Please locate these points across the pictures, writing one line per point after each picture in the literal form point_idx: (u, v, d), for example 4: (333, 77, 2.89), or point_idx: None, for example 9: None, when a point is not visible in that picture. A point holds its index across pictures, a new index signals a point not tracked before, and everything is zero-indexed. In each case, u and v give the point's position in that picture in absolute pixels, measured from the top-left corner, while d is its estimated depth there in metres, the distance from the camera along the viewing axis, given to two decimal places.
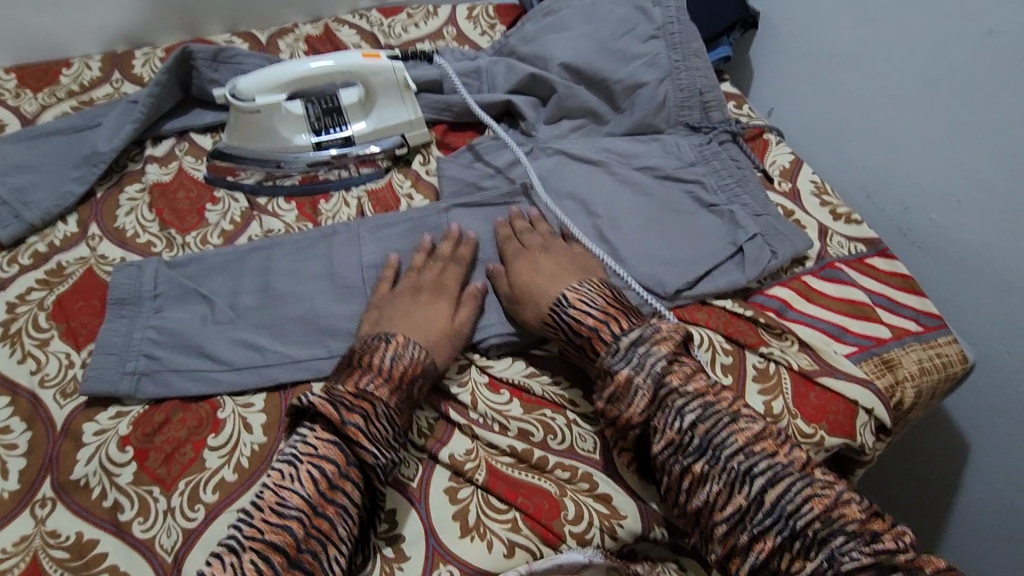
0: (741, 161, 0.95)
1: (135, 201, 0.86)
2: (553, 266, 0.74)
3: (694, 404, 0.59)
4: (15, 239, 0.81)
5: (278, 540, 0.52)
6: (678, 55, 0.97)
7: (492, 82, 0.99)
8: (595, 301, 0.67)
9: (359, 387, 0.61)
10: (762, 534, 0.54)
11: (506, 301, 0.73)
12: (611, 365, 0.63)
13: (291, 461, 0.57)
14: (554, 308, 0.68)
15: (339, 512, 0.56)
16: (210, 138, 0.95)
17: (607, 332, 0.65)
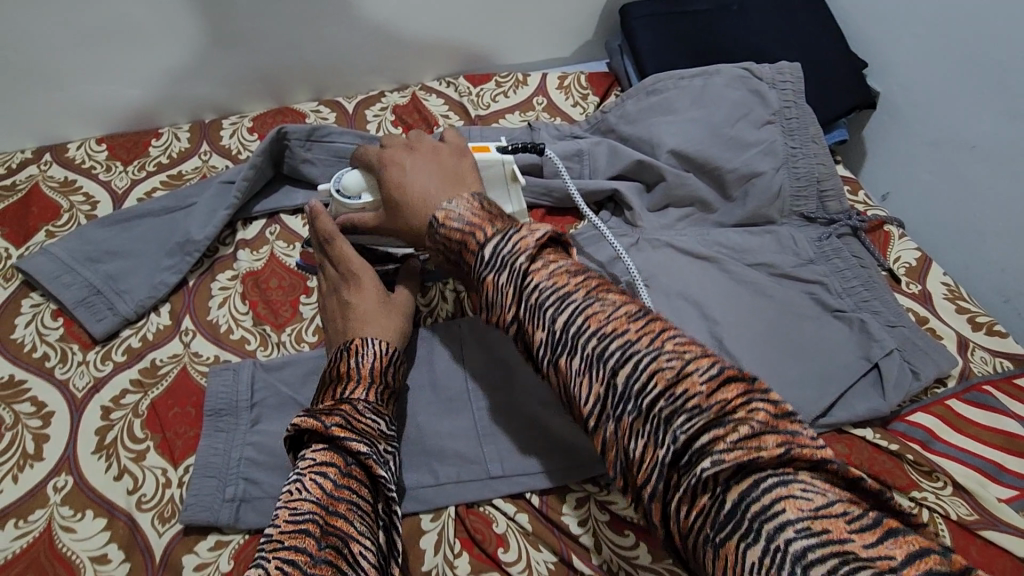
0: (865, 259, 0.88)
1: (227, 292, 0.83)
2: (423, 164, 0.69)
3: (550, 283, 0.50)
4: (108, 333, 0.78)
5: (301, 542, 0.48)
6: (795, 142, 0.91)
7: (594, 164, 0.93)
8: (463, 215, 0.58)
9: (337, 396, 0.62)
10: (623, 424, 0.45)
11: (391, 208, 0.69)
12: (479, 273, 0.54)
13: (294, 480, 0.54)
14: (429, 232, 0.60)
15: (351, 509, 0.53)
16: (301, 220, 0.91)
17: (474, 244, 0.55)
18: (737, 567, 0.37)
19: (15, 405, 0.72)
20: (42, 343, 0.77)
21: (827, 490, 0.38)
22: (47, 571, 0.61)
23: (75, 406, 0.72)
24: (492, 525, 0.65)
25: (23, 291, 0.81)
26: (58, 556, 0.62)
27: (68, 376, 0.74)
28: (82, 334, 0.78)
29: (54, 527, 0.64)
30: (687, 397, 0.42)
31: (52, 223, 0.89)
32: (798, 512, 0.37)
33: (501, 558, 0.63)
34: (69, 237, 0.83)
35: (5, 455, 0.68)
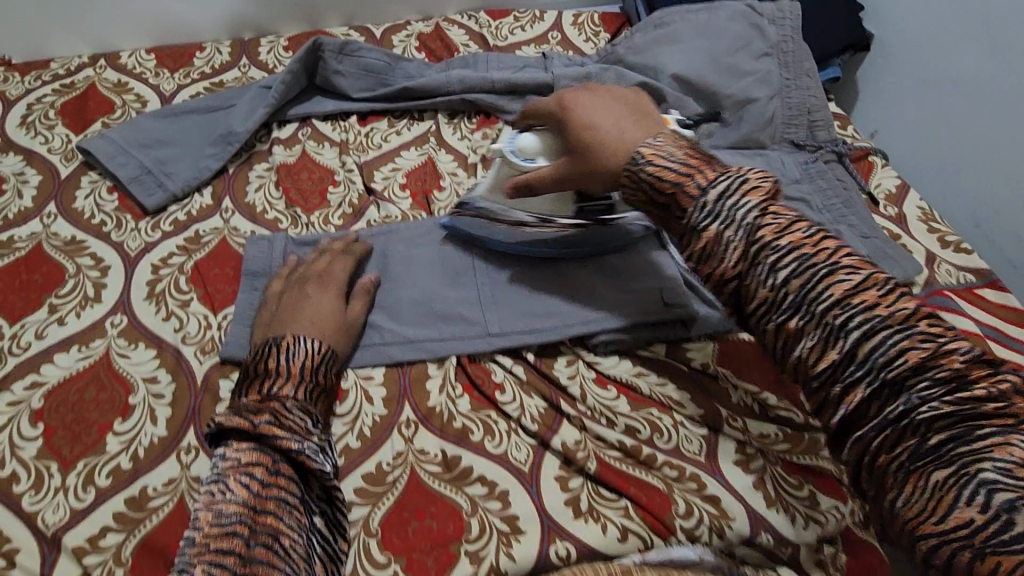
0: (848, 182, 0.95)
1: (263, 180, 0.92)
2: (597, 105, 0.67)
3: (783, 243, 0.52)
4: (158, 206, 0.87)
5: (228, 543, 0.52)
6: (790, 73, 0.98)
7: (601, 87, 1.01)
8: (675, 155, 0.59)
9: (263, 392, 0.62)
10: (852, 385, 0.48)
11: (569, 150, 0.67)
12: (696, 221, 0.55)
13: (218, 480, 0.56)
14: (630, 168, 0.60)
15: (280, 506, 0.56)
16: (329, 126, 1.00)
17: (691, 185, 0.56)
18: (950, 503, 0.43)
19: (78, 259, 0.81)
20: (99, 211, 0.86)
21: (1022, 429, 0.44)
22: (106, 386, 0.71)
23: (128, 263, 0.82)
24: (490, 374, 0.74)
25: (82, 170, 0.91)
26: (116, 376, 0.72)
27: (123, 239, 0.84)
28: (135, 206, 0.87)
29: (111, 354, 0.73)
30: (933, 366, 0.46)
31: (106, 116, 0.97)
32: (1007, 455, 0.43)
33: (497, 398, 0.71)
34: (125, 125, 0.92)
35: (68, 297, 0.78)
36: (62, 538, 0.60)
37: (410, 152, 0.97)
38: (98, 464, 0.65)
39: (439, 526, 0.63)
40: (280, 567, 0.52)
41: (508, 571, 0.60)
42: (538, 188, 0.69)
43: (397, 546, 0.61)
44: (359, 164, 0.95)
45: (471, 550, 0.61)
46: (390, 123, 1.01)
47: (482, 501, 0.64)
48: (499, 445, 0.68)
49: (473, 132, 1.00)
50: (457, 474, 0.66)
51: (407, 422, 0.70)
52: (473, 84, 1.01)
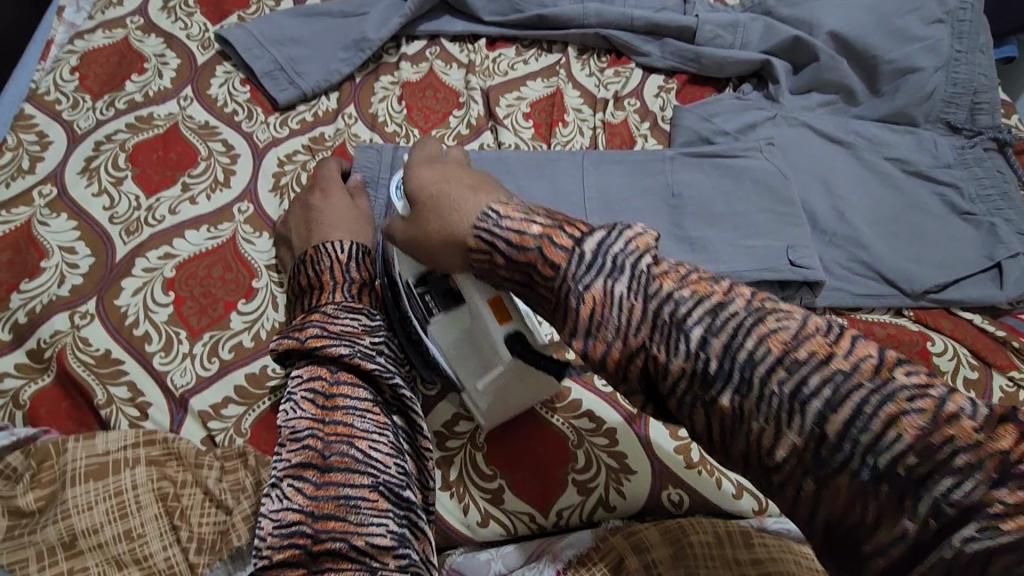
0: (1008, 174, 0.86)
1: (389, 91, 0.91)
2: (437, 175, 0.54)
3: (686, 293, 0.39)
4: (288, 103, 0.88)
5: (304, 457, 0.52)
6: (961, 46, 0.88)
7: (746, 38, 0.95)
8: (512, 220, 0.46)
9: (307, 308, 0.63)
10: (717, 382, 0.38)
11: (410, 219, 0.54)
12: (577, 277, 0.42)
13: (287, 400, 0.57)
14: (476, 228, 0.48)
15: (347, 413, 0.55)
16: (458, 47, 0.98)
17: (557, 250, 0.44)
18: None
19: (210, 143, 0.83)
20: (232, 101, 0.87)
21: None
22: (232, 267, 0.73)
23: (256, 153, 0.83)
24: None
25: (217, 59, 0.92)
26: (241, 259, 0.73)
27: (253, 130, 0.85)
28: (266, 100, 0.88)
29: (237, 239, 0.75)
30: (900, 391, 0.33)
31: (243, 10, 0.98)
32: None
33: None
34: (262, 20, 0.92)
35: (199, 179, 0.79)
36: (189, 401, 0.63)
37: (537, 83, 0.95)
38: (222, 337, 0.67)
39: (543, 450, 0.62)
40: (361, 471, 0.52)
41: (615, 507, 0.60)
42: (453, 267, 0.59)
43: (502, 462, 0.62)
44: (484, 87, 0.93)
45: (579, 480, 0.61)
46: (518, 52, 0.98)
47: (589, 435, 0.63)
48: (608, 383, 0.66)
49: (604, 70, 0.97)
50: (565, 405, 0.65)
51: None
52: (612, 19, 0.96)
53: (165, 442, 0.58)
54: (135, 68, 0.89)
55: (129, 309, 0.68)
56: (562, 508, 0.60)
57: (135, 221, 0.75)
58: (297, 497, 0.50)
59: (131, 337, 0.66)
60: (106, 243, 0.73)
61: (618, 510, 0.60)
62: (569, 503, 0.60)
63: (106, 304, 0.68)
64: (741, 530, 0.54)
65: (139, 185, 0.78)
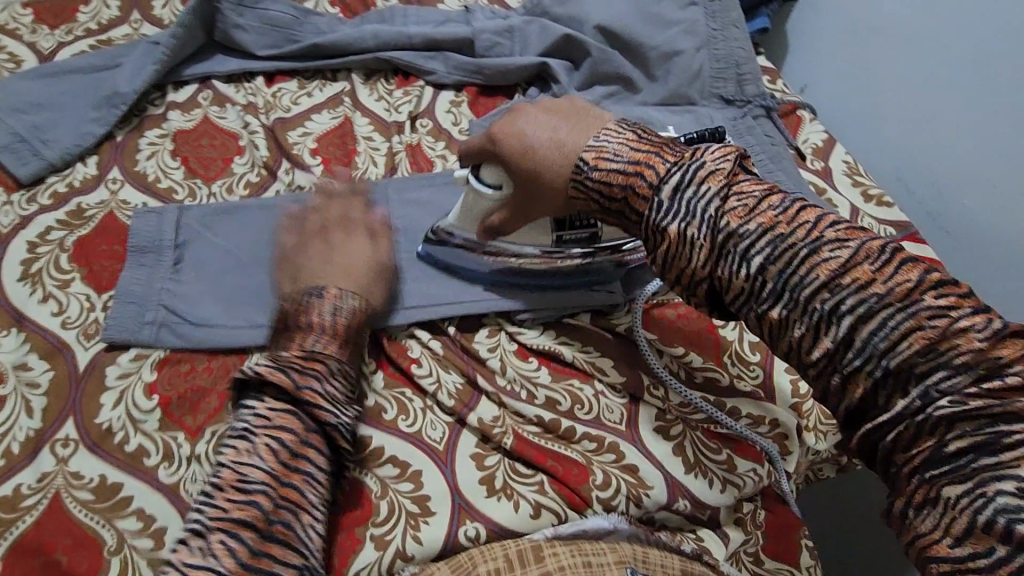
0: (776, 137, 0.92)
1: (156, 146, 0.84)
2: (534, 121, 0.61)
3: (751, 226, 0.49)
4: (34, 177, 0.79)
5: (249, 514, 0.50)
6: (716, 25, 0.94)
7: (524, 42, 0.96)
8: (618, 151, 0.56)
9: (305, 349, 0.61)
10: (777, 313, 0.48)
11: (520, 187, 0.63)
12: (657, 221, 0.52)
13: (245, 438, 0.54)
14: (576, 177, 0.57)
15: (306, 480, 0.54)
16: (233, 87, 0.92)
17: (644, 184, 0.53)
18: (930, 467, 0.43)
19: None
20: None
21: (965, 324, 0.42)
22: None
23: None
24: (407, 349, 0.70)
25: None
26: None
27: None
28: (6, 177, 0.79)
29: None
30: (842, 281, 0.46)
31: None
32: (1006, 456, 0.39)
33: (413, 373, 0.68)
34: None
35: None
36: None
37: (323, 115, 0.90)
38: None
39: (345, 509, 0.60)
40: (297, 549, 0.51)
41: (413, 556, 0.58)
42: (510, 231, 0.68)
43: None
44: (265, 126, 0.88)
45: (377, 535, 0.58)
46: (300, 84, 0.93)
47: (392, 482, 0.62)
48: (412, 423, 0.65)
49: (392, 92, 0.94)
50: (365, 456, 0.63)
51: None
52: (389, 40, 0.95)
53: None
54: None
55: None
56: (360, 567, 0.57)
57: None
58: (226, 558, 0.48)
59: None
60: None
61: (416, 558, 0.58)
62: (366, 561, 0.57)
63: None
64: (531, 545, 0.55)
65: None
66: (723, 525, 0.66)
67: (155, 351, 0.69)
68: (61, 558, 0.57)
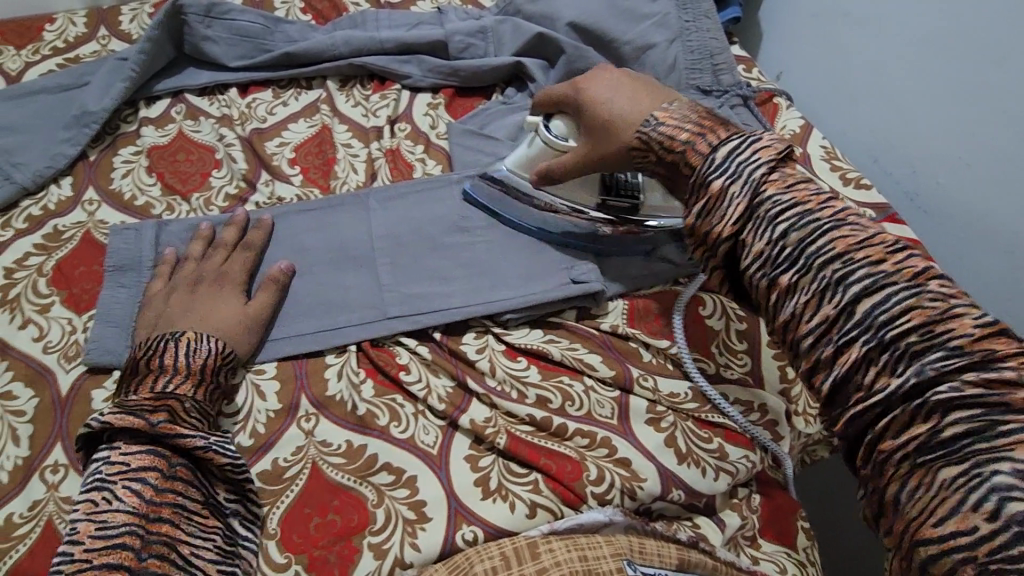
0: (754, 126, 0.92)
1: (131, 164, 0.83)
2: (603, 87, 0.64)
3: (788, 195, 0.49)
4: (6, 202, 0.78)
5: (114, 557, 0.50)
6: (688, 16, 0.94)
7: (498, 41, 0.96)
8: (687, 117, 0.57)
9: (155, 390, 0.59)
10: (847, 345, 0.44)
11: (593, 131, 0.64)
12: (704, 175, 0.52)
13: (100, 485, 0.54)
14: (639, 130, 0.59)
15: (176, 512, 0.54)
16: (206, 100, 0.91)
17: (702, 144, 0.54)
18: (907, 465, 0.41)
19: None
20: None
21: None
22: None
23: None
24: (394, 356, 0.70)
25: None
26: None
27: None
28: None
29: None
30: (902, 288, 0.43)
31: None
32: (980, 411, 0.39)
33: (401, 380, 0.68)
34: None
35: None
36: None
37: (300, 124, 0.90)
38: None
39: (342, 519, 0.60)
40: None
41: (411, 562, 0.58)
42: (563, 179, 0.72)
43: (297, 545, 0.59)
44: (242, 138, 0.87)
45: (374, 543, 0.58)
46: (274, 93, 0.92)
47: (388, 490, 0.62)
48: (404, 430, 0.65)
49: (369, 97, 0.93)
50: (361, 464, 0.63)
51: (306, 414, 0.67)
52: (362, 45, 0.94)
53: None
54: None
55: None
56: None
57: None
58: None
59: None
60: None
61: (414, 565, 0.58)
62: (366, 570, 0.57)
63: None
64: (527, 542, 0.55)
65: None
66: (720, 512, 0.66)
67: None
68: None
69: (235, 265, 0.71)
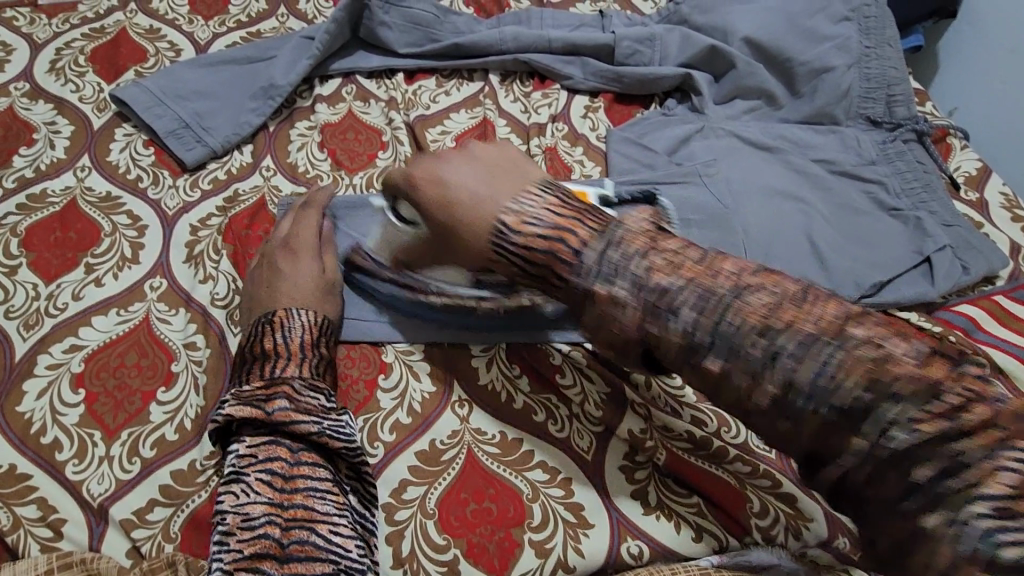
0: (928, 164, 0.87)
1: (305, 138, 0.87)
2: (466, 170, 0.54)
3: (680, 281, 0.47)
4: (197, 163, 0.83)
5: (261, 546, 0.49)
6: (870, 41, 0.91)
7: (664, 51, 0.95)
8: (543, 215, 0.51)
9: (266, 377, 0.58)
10: None
11: (439, 237, 0.56)
12: (587, 285, 0.49)
13: (235, 481, 0.53)
14: (496, 240, 0.51)
15: (309, 496, 0.53)
16: (375, 83, 0.94)
17: (565, 250, 0.50)
18: None
19: (113, 217, 0.77)
20: (136, 166, 0.82)
21: None
22: (148, 352, 0.67)
23: (166, 222, 0.77)
24: (548, 356, 0.69)
25: (116, 121, 0.86)
26: (157, 342, 0.68)
27: (159, 197, 0.79)
28: (172, 162, 0.83)
29: (151, 319, 0.70)
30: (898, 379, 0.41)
31: (139, 65, 0.92)
32: None
33: (558, 381, 0.67)
34: (161, 75, 0.87)
35: (104, 257, 0.74)
36: (109, 510, 0.58)
37: (461, 115, 0.91)
38: (142, 434, 0.62)
39: (499, 509, 0.60)
40: (323, 558, 0.50)
41: (575, 566, 0.58)
42: (418, 269, 0.67)
43: (455, 528, 0.59)
44: (407, 122, 0.89)
45: (536, 540, 0.58)
46: (438, 82, 0.95)
47: (544, 487, 0.61)
48: (562, 430, 0.65)
49: (529, 94, 0.94)
50: (516, 457, 0.63)
51: (459, 400, 0.67)
52: (529, 42, 0.94)
53: (84, 562, 0.55)
54: (22, 140, 0.82)
55: (35, 414, 0.63)
56: (520, 572, 0.57)
57: (34, 313, 0.69)
58: None
59: (38, 448, 0.61)
60: (3, 342, 0.67)
61: (577, 569, 0.58)
62: (527, 567, 0.57)
63: (8, 414, 0.62)
64: (700, 571, 0.56)
65: (36, 272, 0.72)
66: None
67: None
68: None
69: (303, 229, 0.71)
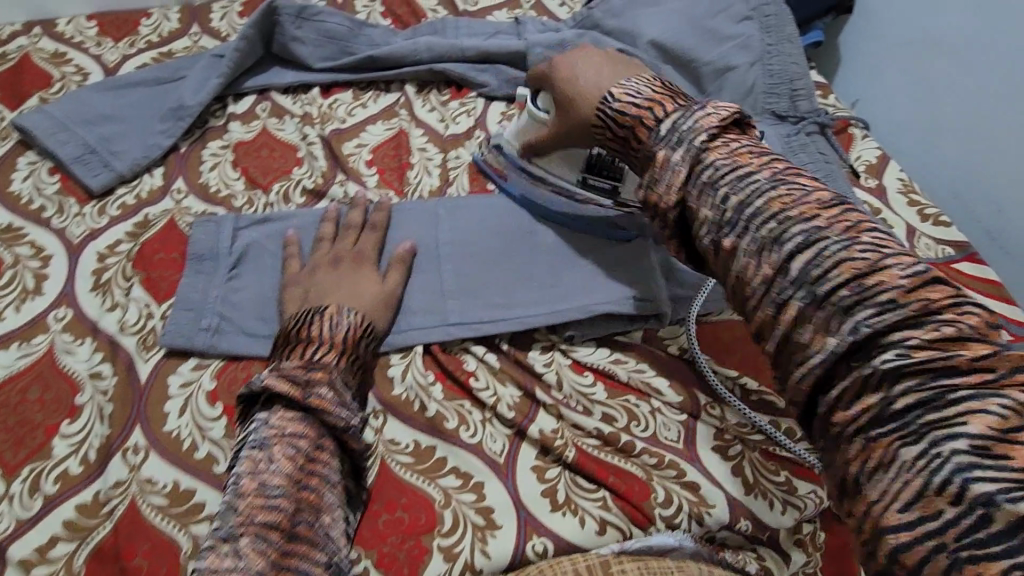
0: (830, 155, 0.89)
1: (218, 157, 0.86)
2: (597, 75, 0.64)
3: (728, 160, 0.51)
4: (104, 189, 0.81)
5: (271, 517, 0.51)
6: (771, 39, 0.93)
7: None
8: (639, 91, 0.58)
9: (306, 359, 0.61)
10: None
11: (568, 120, 0.67)
12: (653, 150, 0.54)
13: (260, 445, 0.56)
14: (599, 106, 0.61)
15: (323, 482, 0.56)
16: (290, 99, 0.94)
17: (650, 118, 0.56)
18: None
19: (15, 249, 0.76)
20: (40, 195, 0.80)
21: None
22: (51, 386, 0.67)
23: (72, 251, 0.76)
24: (462, 362, 0.71)
25: (19, 150, 0.84)
26: (61, 374, 0.68)
27: (64, 225, 0.78)
28: (78, 189, 0.81)
29: (55, 352, 0.69)
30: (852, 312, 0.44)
31: (44, 90, 0.90)
32: None
33: (471, 386, 0.69)
34: (66, 101, 0.86)
35: (5, 290, 0.73)
36: (8, 549, 0.57)
37: (377, 126, 0.91)
38: (45, 469, 0.62)
39: (410, 517, 0.61)
40: (319, 548, 0.53)
41: (482, 568, 0.59)
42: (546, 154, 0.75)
43: (367, 540, 0.59)
44: (323, 136, 0.89)
45: (444, 545, 0.59)
46: (355, 95, 0.95)
47: (456, 493, 0.62)
48: (473, 435, 0.66)
49: (446, 103, 0.95)
50: (429, 465, 0.64)
51: (373, 412, 0.67)
52: (443, 52, 0.95)
53: None
54: None
55: None
56: None
57: None
58: (258, 559, 0.49)
59: None
60: None
61: (485, 570, 0.59)
62: (435, 572, 0.58)
63: None
64: (600, 560, 0.58)
65: None
66: (785, 548, 0.64)
67: (213, 360, 0.69)
68: (142, 563, 0.57)
69: (367, 245, 0.74)
